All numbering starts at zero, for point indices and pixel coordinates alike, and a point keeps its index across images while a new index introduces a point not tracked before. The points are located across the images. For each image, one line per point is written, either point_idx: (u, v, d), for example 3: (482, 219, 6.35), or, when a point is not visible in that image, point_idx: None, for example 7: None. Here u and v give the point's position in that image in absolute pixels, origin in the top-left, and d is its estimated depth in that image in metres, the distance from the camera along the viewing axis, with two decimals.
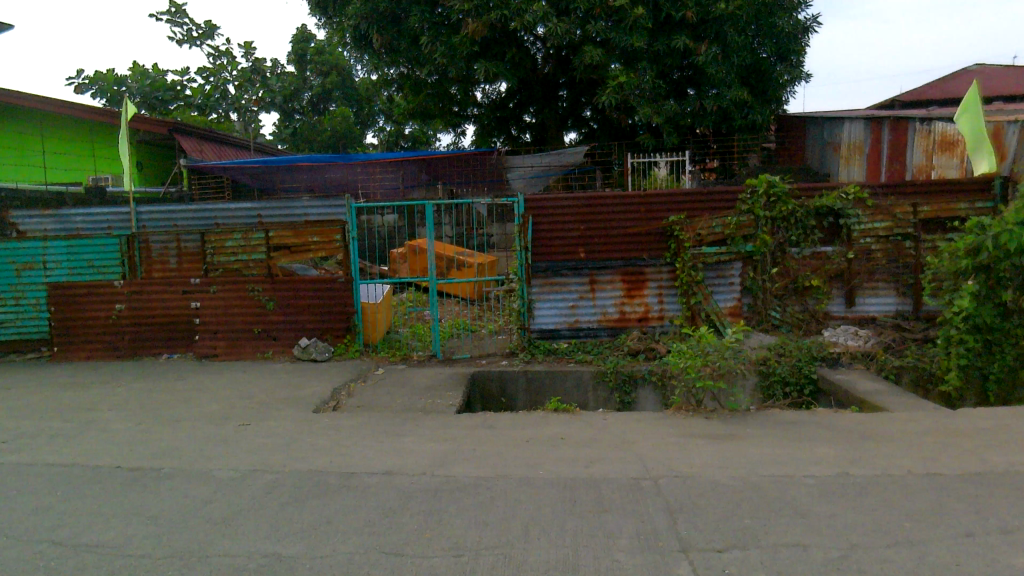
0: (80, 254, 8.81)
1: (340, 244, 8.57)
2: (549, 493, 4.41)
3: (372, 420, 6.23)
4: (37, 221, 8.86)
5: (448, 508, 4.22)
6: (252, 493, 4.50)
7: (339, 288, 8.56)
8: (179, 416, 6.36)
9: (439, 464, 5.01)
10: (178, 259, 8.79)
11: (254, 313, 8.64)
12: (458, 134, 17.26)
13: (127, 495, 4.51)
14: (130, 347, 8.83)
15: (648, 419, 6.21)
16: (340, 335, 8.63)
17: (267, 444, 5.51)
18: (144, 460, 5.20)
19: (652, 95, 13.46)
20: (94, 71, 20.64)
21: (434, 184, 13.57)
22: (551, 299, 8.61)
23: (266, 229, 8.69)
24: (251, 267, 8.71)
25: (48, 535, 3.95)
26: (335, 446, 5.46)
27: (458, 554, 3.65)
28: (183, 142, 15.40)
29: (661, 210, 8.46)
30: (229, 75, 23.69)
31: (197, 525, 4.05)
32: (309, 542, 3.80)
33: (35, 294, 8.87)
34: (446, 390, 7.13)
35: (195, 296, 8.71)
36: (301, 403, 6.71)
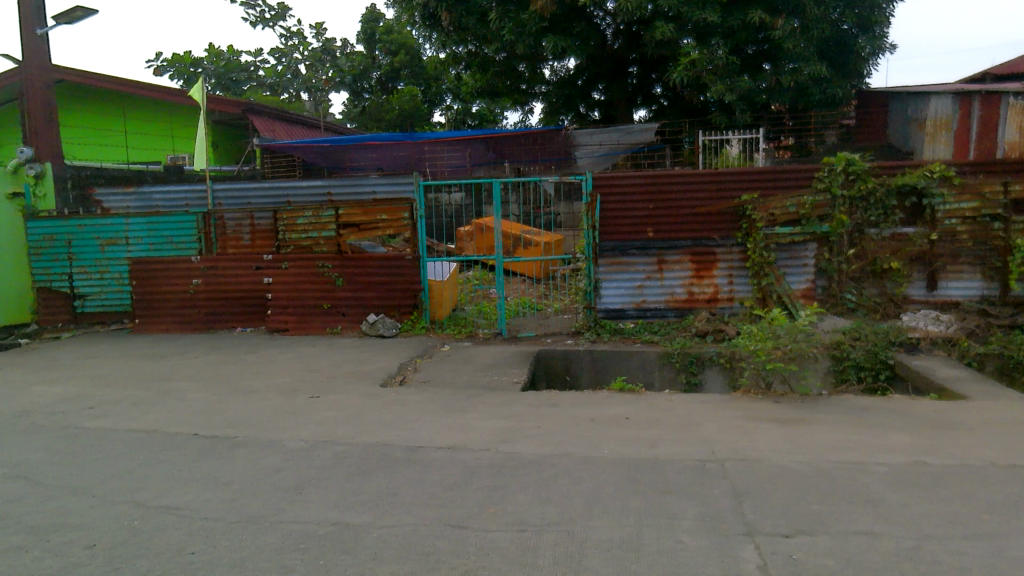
0: (159, 231, 9.34)
1: (408, 222, 8.73)
2: (611, 474, 4.40)
3: (437, 396, 6.35)
4: (119, 199, 9.38)
5: (510, 484, 4.27)
6: (321, 463, 4.66)
7: (407, 265, 8.74)
8: (252, 387, 6.67)
9: (502, 440, 5.07)
10: (251, 236, 9.17)
11: (324, 289, 8.90)
12: (526, 112, 17.24)
13: (204, 461, 4.76)
14: (206, 320, 9.27)
15: (710, 402, 6.10)
16: (407, 312, 8.83)
17: (335, 417, 5.70)
18: (220, 428, 5.47)
19: (726, 71, 13.02)
20: (172, 54, 22.73)
21: (501, 163, 13.56)
22: (617, 279, 8.51)
23: (336, 207, 8.90)
24: (321, 244, 8.97)
25: (131, 496, 4.20)
26: (401, 420, 5.61)
27: (520, 529, 3.68)
28: (256, 121, 16.08)
29: (733, 188, 8.27)
30: (301, 54, 24.41)
31: (269, 492, 4.22)
32: (373, 512, 3.91)
33: (118, 269, 9.46)
34: (508, 368, 7.19)
35: (267, 272, 9.04)
36: (369, 377, 6.91)
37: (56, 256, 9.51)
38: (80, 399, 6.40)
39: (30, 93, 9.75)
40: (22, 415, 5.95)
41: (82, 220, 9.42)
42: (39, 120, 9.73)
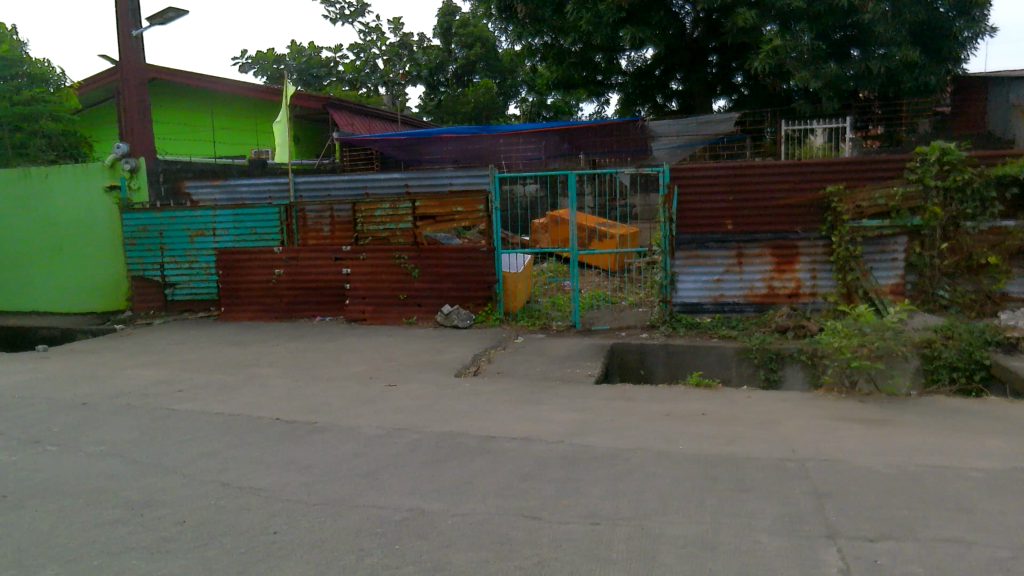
0: (244, 222, 9.68)
1: (484, 214, 8.78)
2: (687, 469, 4.32)
3: (511, 387, 6.37)
4: (209, 191, 9.85)
5: (584, 476, 4.24)
6: (397, 451, 4.73)
7: (481, 257, 8.78)
8: (331, 375, 6.84)
9: (576, 433, 5.04)
10: (331, 227, 9.38)
11: (401, 279, 9.06)
12: (602, 103, 17.07)
13: (286, 445, 4.91)
14: (288, 309, 9.56)
15: (791, 400, 5.91)
16: (481, 303, 8.88)
17: (410, 405, 5.79)
18: (301, 413, 5.63)
19: (811, 58, 12.66)
20: (257, 52, 23.48)
21: (577, 154, 13.48)
22: (694, 272, 8.33)
23: (413, 199, 9.03)
24: (398, 236, 9.13)
25: (218, 476, 4.37)
26: (475, 410, 5.64)
27: (593, 522, 3.65)
28: (336, 116, 16.52)
29: (817, 179, 7.99)
30: (379, 49, 24.85)
31: (347, 476, 4.32)
32: (447, 499, 3.95)
33: (205, 259, 9.85)
34: (582, 361, 7.15)
35: (345, 263, 9.25)
36: (443, 367, 6.99)
37: (149, 246, 9.99)
38: (171, 382, 6.70)
39: (127, 91, 10.23)
40: (119, 397, 6.27)
41: (173, 212, 9.86)
42: (134, 118, 10.17)
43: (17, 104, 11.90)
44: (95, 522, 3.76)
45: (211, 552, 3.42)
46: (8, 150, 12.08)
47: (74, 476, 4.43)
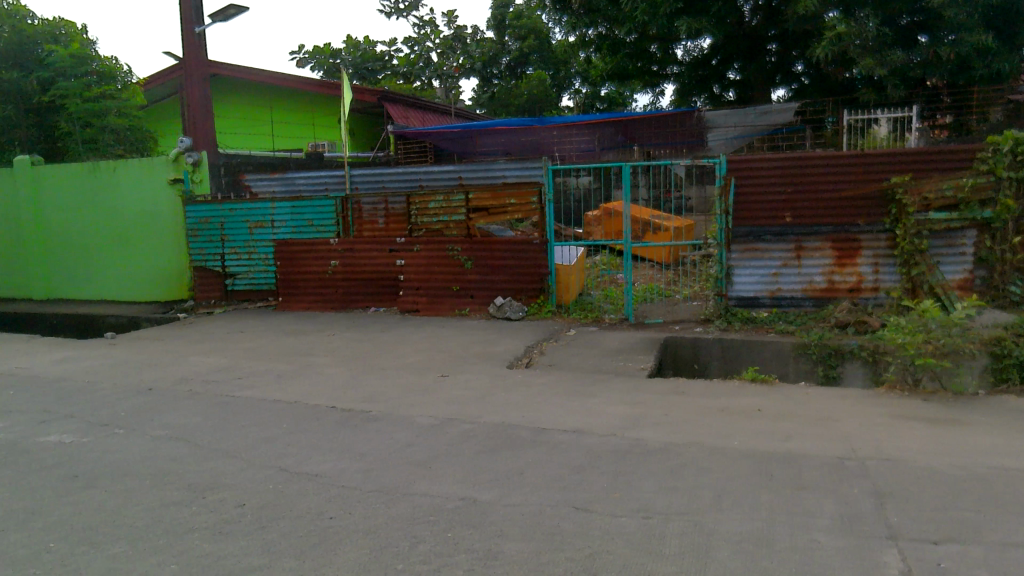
0: (302, 214, 9.85)
1: (537, 206, 8.76)
2: (742, 466, 4.24)
3: (563, 379, 6.37)
4: (267, 183, 10.00)
5: (636, 470, 4.21)
6: (450, 441, 4.77)
7: (534, 249, 8.80)
8: (386, 365, 6.93)
9: (629, 426, 5.01)
10: (385, 220, 9.50)
11: (454, 271, 9.13)
12: (656, 94, 16.85)
13: (342, 432, 5.00)
14: (343, 300, 9.73)
15: (852, 397, 5.76)
16: (534, 295, 8.88)
17: (463, 396, 5.84)
18: (356, 402, 5.73)
19: (877, 45, 12.22)
20: (313, 46, 23.88)
21: (630, 146, 13.37)
22: (751, 265, 8.18)
23: (466, 191, 9.06)
24: (452, 227, 9.18)
25: (276, 461, 4.48)
26: (528, 402, 5.65)
27: (646, 516, 3.62)
28: (391, 109, 16.74)
29: (881, 170, 7.74)
30: (433, 42, 25.00)
31: (402, 464, 4.37)
32: (500, 489, 3.97)
33: (264, 250, 10.06)
34: (635, 354, 7.09)
35: (400, 254, 9.37)
36: (496, 359, 7.02)
37: (211, 237, 10.27)
38: (232, 370, 6.90)
39: (191, 87, 10.51)
40: (182, 383, 6.48)
41: (234, 204, 10.11)
42: (197, 112, 10.45)
43: (87, 100, 12.44)
44: (160, 503, 3.90)
45: (270, 534, 3.51)
46: (80, 145, 12.66)
47: (141, 458, 4.60)
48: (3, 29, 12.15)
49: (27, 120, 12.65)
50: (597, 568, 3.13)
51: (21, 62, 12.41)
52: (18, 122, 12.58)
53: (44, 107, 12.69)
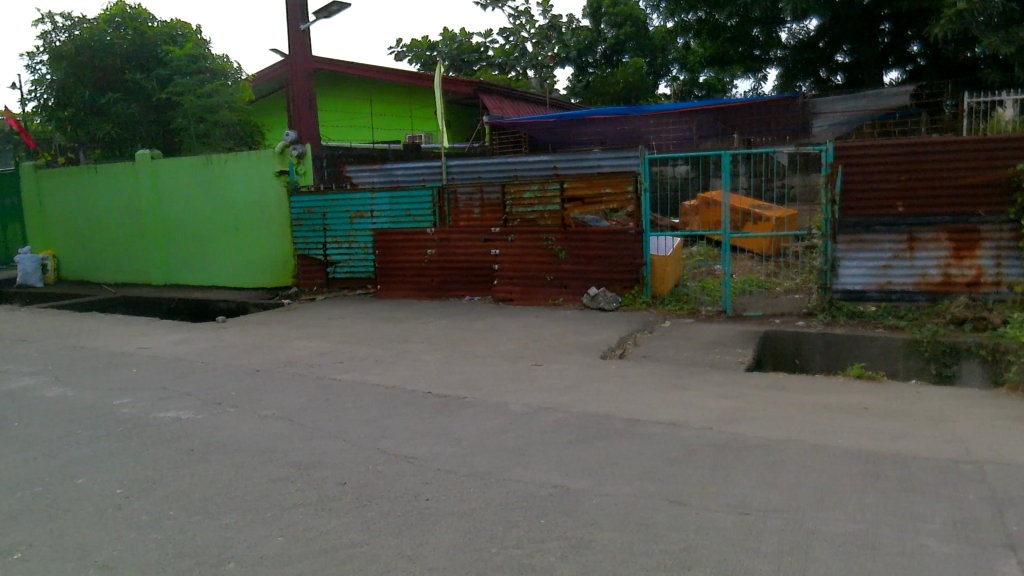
0: (400, 204, 10.09)
1: (632, 195, 8.64)
2: (845, 465, 4.08)
3: (657, 371, 6.28)
4: (367, 175, 10.38)
5: (733, 464, 4.11)
6: (543, 429, 4.80)
7: (630, 239, 8.72)
8: (480, 352, 7.03)
9: (726, 421, 4.89)
10: (481, 209, 9.60)
11: (548, 261, 9.17)
12: (759, 79, 16.34)
13: (437, 417, 5.11)
14: (439, 289, 9.92)
15: (969, 397, 5.42)
16: (628, 286, 8.80)
17: (557, 385, 5.85)
18: (451, 388, 5.84)
19: (1003, 21, 11.36)
20: (411, 40, 24.38)
21: (730, 134, 12.99)
22: (859, 257, 7.81)
23: (561, 180, 9.06)
24: (546, 217, 9.20)
25: (375, 443, 4.63)
26: (621, 393, 5.61)
27: (743, 512, 3.53)
28: (486, 100, 16.93)
29: (1005, 156, 7.24)
30: (528, 32, 25.04)
31: (496, 451, 4.43)
32: (593, 479, 3.96)
33: (363, 239, 10.38)
34: (732, 347, 6.91)
35: (495, 244, 9.48)
36: (589, 349, 6.99)
37: (314, 227, 10.67)
38: (333, 354, 7.17)
39: (295, 81, 10.92)
40: (287, 365, 6.78)
41: (336, 195, 10.47)
42: (301, 106, 10.89)
43: (201, 97, 13.14)
44: (268, 478, 4.10)
45: (369, 513, 3.63)
46: (194, 139, 13.37)
47: (250, 435, 4.85)
48: (127, 31, 12.98)
49: (147, 116, 13.47)
50: (692, 562, 3.08)
51: (143, 62, 13.22)
52: (140, 119, 13.42)
53: (163, 104, 13.46)
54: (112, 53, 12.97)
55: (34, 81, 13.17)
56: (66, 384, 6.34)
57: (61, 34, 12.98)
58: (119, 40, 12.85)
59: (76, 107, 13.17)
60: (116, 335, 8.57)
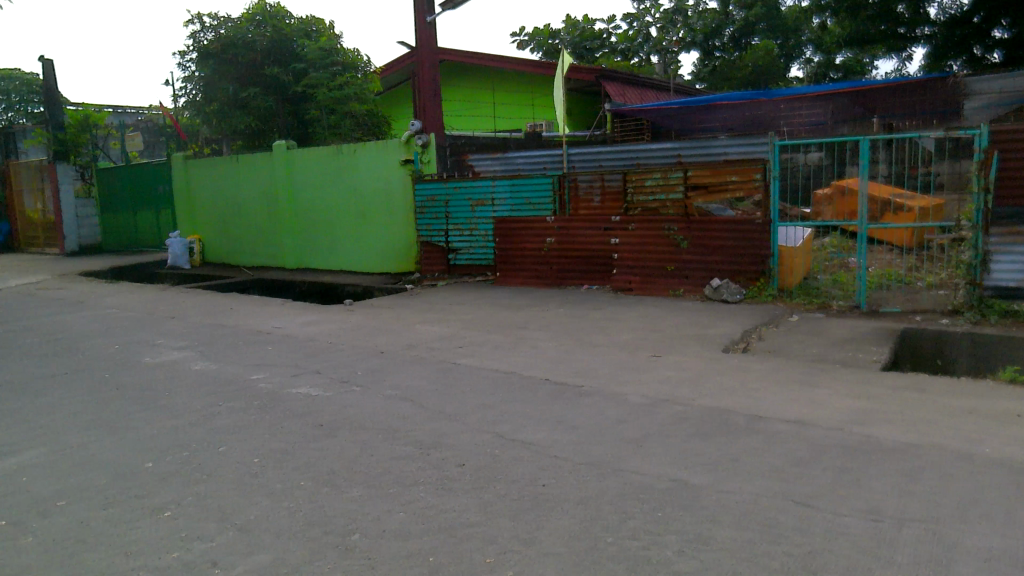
0: (521, 192, 10.15)
1: (761, 183, 8.36)
2: (994, 476, 3.76)
3: (783, 366, 6.03)
4: (489, 164, 10.61)
5: (865, 468, 3.89)
6: (662, 421, 4.71)
7: (756, 229, 8.41)
8: (598, 342, 6.99)
9: (858, 421, 4.63)
10: (602, 198, 9.55)
11: (669, 251, 8.98)
12: (903, 60, 15.35)
13: (554, 405, 5.13)
14: (558, 277, 9.94)
15: None
16: (753, 278, 8.49)
17: (676, 377, 5.73)
18: (569, 376, 5.85)
19: None
20: (534, 28, 24.57)
21: (870, 118, 12.55)
22: (1015, 252, 7.16)
23: (685, 168, 8.86)
24: (669, 206, 9.03)
25: (493, 427, 4.70)
26: (744, 388, 5.43)
27: (876, 519, 3.34)
28: (608, 87, 16.82)
29: None
30: (652, 17, 24.58)
31: (613, 441, 4.40)
32: (713, 475, 3.85)
33: (484, 226, 10.54)
34: (866, 345, 6.53)
35: (615, 233, 9.39)
36: (711, 342, 6.80)
37: (437, 214, 10.93)
38: (453, 339, 7.33)
39: (421, 73, 11.21)
40: (410, 348, 7.00)
41: (458, 183, 10.67)
42: (427, 97, 11.12)
43: (332, 89, 13.73)
44: (390, 455, 4.25)
45: (487, 495, 3.69)
46: (325, 131, 13.91)
47: (374, 414, 5.05)
48: (267, 29, 13.77)
49: (284, 109, 14.16)
50: (818, 568, 2.94)
51: (281, 58, 13.98)
52: (277, 111, 14.13)
53: (298, 97, 14.15)
54: (254, 50, 13.81)
55: (185, 78, 14.22)
56: (210, 358, 6.82)
57: (208, 33, 13.88)
58: (260, 37, 13.68)
59: (221, 101, 14.08)
60: (255, 314, 9.13)
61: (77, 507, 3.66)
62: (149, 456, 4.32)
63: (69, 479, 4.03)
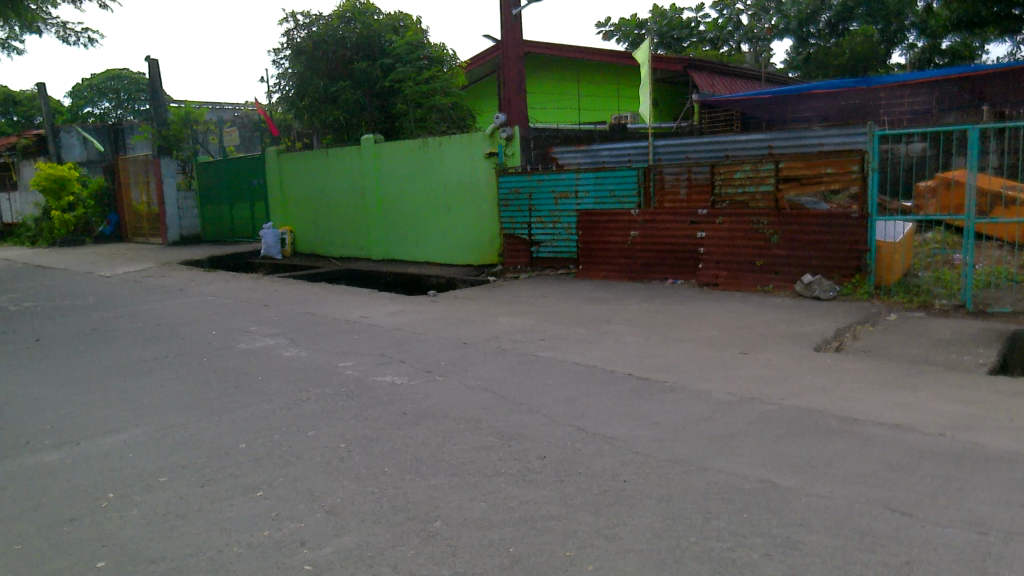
0: (605, 184, 10.05)
1: (858, 175, 8.01)
2: None
3: (879, 367, 5.77)
4: (573, 156, 10.58)
5: (969, 477, 3.67)
6: (750, 420, 4.58)
7: (853, 224, 8.08)
8: (682, 337, 6.86)
9: (963, 428, 4.38)
10: (688, 190, 9.34)
11: (759, 245, 8.73)
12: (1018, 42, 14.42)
13: (638, 400, 5.06)
14: (641, 271, 9.80)
15: None
16: (848, 275, 8.16)
17: (765, 376, 5.56)
18: (652, 371, 5.76)
19: None
20: (620, 19, 24.44)
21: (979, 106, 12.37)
22: None
23: (776, 160, 8.58)
24: (758, 199, 8.77)
25: (575, 421, 4.67)
26: (837, 388, 5.21)
27: (981, 531, 3.14)
28: (697, 77, 16.55)
29: None
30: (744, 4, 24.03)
31: (698, 438, 4.30)
32: (804, 477, 3.72)
33: (567, 219, 10.49)
34: (971, 347, 6.17)
35: (701, 226, 9.18)
36: (802, 340, 6.56)
37: (520, 207, 10.95)
38: (535, 331, 7.33)
39: (506, 66, 11.24)
40: (492, 340, 7.04)
41: (542, 175, 10.65)
42: (512, 89, 11.15)
43: (420, 83, 13.98)
44: (473, 445, 4.29)
45: (567, 488, 3.67)
46: (412, 123, 14.12)
47: (457, 404, 5.10)
48: (357, 25, 14.09)
49: (372, 103, 14.46)
50: None
51: (369, 53, 14.28)
52: (366, 105, 14.44)
53: (385, 91, 14.42)
54: (344, 46, 14.17)
55: (279, 75, 14.74)
56: (301, 346, 7.05)
57: (301, 31, 14.33)
58: (350, 33, 14.00)
59: (313, 96, 14.56)
60: (342, 303, 9.39)
61: (178, 483, 3.85)
62: (243, 438, 4.51)
63: (170, 456, 4.24)
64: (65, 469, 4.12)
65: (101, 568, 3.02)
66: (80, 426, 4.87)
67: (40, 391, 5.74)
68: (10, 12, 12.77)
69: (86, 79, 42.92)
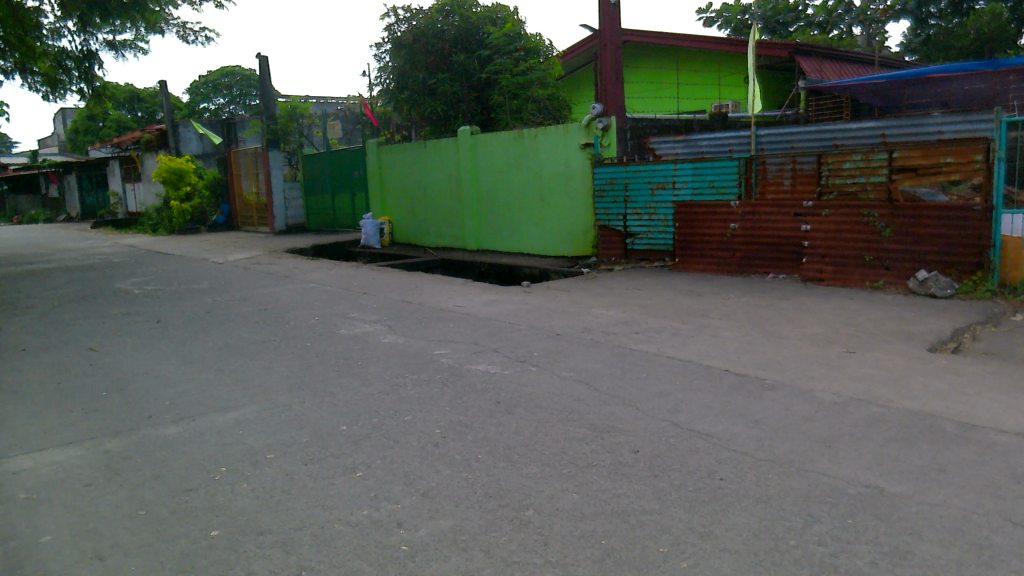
0: (703, 175, 9.82)
1: (982, 165, 7.54)
2: None
3: (1001, 371, 5.38)
4: (671, 146, 10.37)
5: None
6: (856, 422, 4.38)
7: (974, 216, 7.59)
8: (785, 333, 6.62)
9: None
10: (792, 181, 9.03)
11: (868, 239, 8.33)
12: None
13: (736, 397, 4.92)
14: (741, 265, 9.52)
15: None
16: (968, 271, 7.68)
17: (874, 376, 5.29)
18: (752, 368, 5.59)
19: None
20: (723, 5, 24.02)
21: None
22: None
23: (890, 149, 8.17)
24: (869, 190, 8.38)
25: (670, 416, 4.59)
26: (955, 392, 4.91)
27: None
28: (804, 63, 15.99)
29: None
30: None
31: (800, 439, 4.14)
32: (915, 484, 3.53)
33: (664, 211, 10.29)
34: None
35: (806, 219, 8.83)
36: (915, 340, 6.21)
37: (615, 198, 10.82)
38: (631, 324, 7.26)
39: (604, 54, 11.11)
40: (586, 331, 7.00)
41: (639, 166, 10.48)
42: (609, 79, 11.00)
43: (517, 74, 13.96)
44: (566, 437, 4.28)
45: (662, 483, 3.62)
46: (508, 115, 14.14)
47: (551, 394, 5.11)
48: (456, 18, 14.30)
49: (469, 94, 14.60)
50: None
51: (467, 44, 14.44)
52: (463, 98, 14.60)
53: (483, 84, 14.57)
54: (443, 39, 14.41)
55: (380, 68, 15.14)
56: (397, 333, 7.22)
57: (402, 25, 14.71)
58: (449, 26, 14.22)
59: (412, 89, 14.87)
60: (438, 293, 9.56)
61: (283, 460, 4.03)
62: (344, 419, 4.68)
63: (276, 434, 4.44)
64: (184, 442, 4.39)
65: (215, 536, 3.20)
66: (197, 403, 5.16)
67: (161, 368, 6.12)
68: (137, 14, 13.58)
69: (202, 76, 45.22)
